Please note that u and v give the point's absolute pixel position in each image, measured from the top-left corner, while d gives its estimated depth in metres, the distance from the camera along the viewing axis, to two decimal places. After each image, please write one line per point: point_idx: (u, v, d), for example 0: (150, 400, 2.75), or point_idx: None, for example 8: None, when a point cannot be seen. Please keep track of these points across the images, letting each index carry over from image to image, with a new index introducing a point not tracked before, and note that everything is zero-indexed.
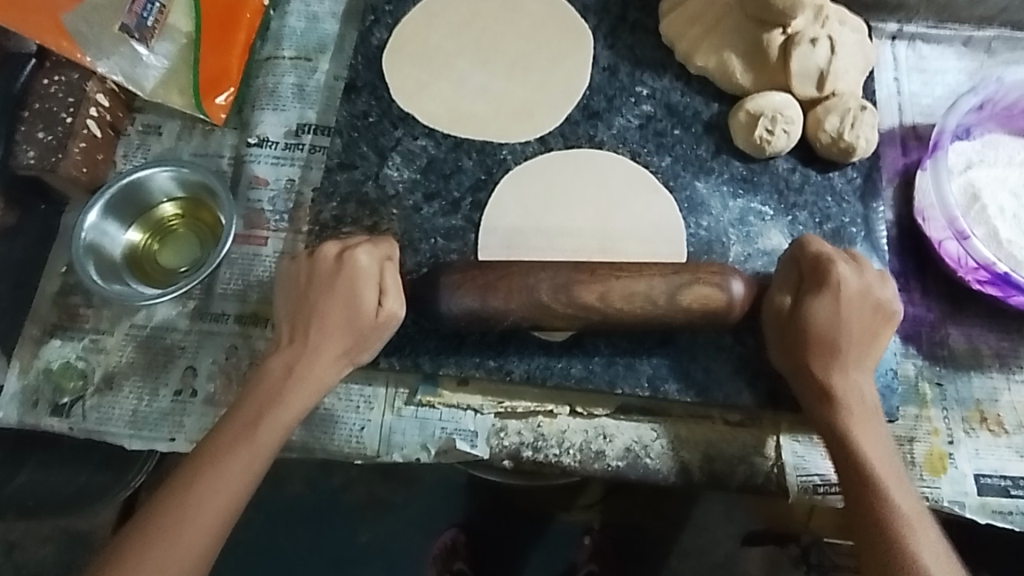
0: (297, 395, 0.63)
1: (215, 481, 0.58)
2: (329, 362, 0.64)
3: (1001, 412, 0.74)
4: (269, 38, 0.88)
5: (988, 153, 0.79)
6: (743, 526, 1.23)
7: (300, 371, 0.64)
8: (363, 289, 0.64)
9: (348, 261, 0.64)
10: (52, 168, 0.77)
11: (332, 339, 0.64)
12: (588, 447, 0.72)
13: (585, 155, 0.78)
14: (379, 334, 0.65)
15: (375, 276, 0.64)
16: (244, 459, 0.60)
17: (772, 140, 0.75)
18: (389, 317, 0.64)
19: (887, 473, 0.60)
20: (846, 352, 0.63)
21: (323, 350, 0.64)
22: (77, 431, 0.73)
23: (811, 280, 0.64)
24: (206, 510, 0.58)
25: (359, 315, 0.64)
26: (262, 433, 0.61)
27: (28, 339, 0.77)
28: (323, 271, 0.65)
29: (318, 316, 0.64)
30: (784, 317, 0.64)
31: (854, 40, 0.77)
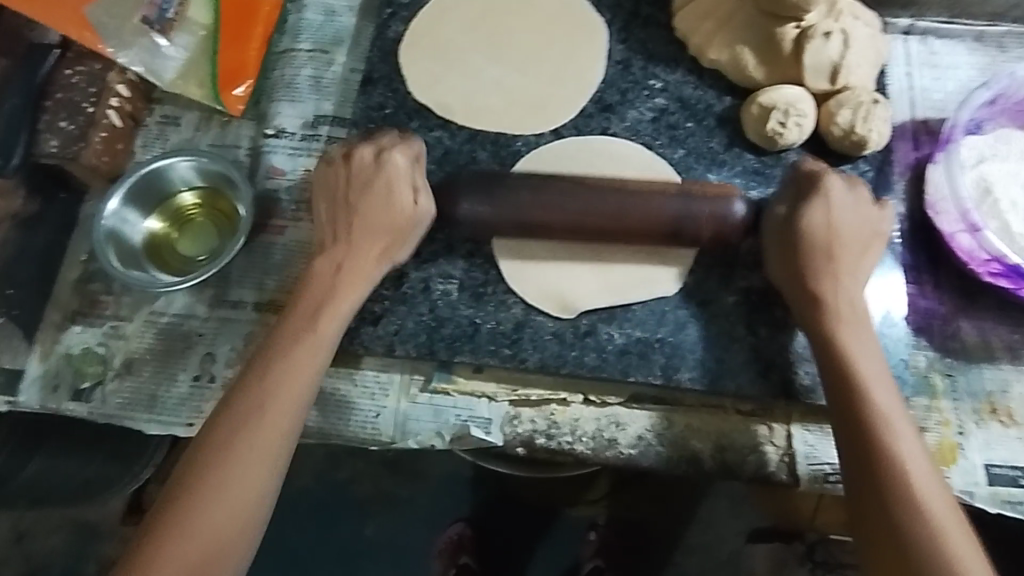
0: (313, 349, 0.65)
1: (238, 461, 0.59)
2: (370, 259, 0.69)
3: (1011, 404, 0.75)
4: (286, 31, 0.89)
5: (1001, 147, 0.79)
6: (748, 523, 1.24)
7: (305, 335, 0.66)
8: (398, 188, 0.70)
9: (384, 163, 0.70)
10: (73, 157, 0.78)
11: (372, 238, 0.70)
12: (601, 435, 0.73)
13: (599, 145, 0.79)
14: (414, 232, 0.71)
15: (409, 177, 0.71)
16: (306, 357, 0.64)
17: (784, 133, 0.76)
18: (423, 214, 0.70)
19: (880, 386, 0.61)
20: (839, 261, 0.66)
21: (363, 247, 0.69)
22: (97, 415, 0.74)
23: (806, 190, 0.68)
24: (251, 470, 0.59)
25: (394, 210, 0.70)
26: (320, 331, 0.66)
27: (50, 326, 0.78)
28: (362, 174, 0.70)
29: (356, 218, 0.69)
30: (782, 223, 0.68)
31: (867, 34, 0.78)
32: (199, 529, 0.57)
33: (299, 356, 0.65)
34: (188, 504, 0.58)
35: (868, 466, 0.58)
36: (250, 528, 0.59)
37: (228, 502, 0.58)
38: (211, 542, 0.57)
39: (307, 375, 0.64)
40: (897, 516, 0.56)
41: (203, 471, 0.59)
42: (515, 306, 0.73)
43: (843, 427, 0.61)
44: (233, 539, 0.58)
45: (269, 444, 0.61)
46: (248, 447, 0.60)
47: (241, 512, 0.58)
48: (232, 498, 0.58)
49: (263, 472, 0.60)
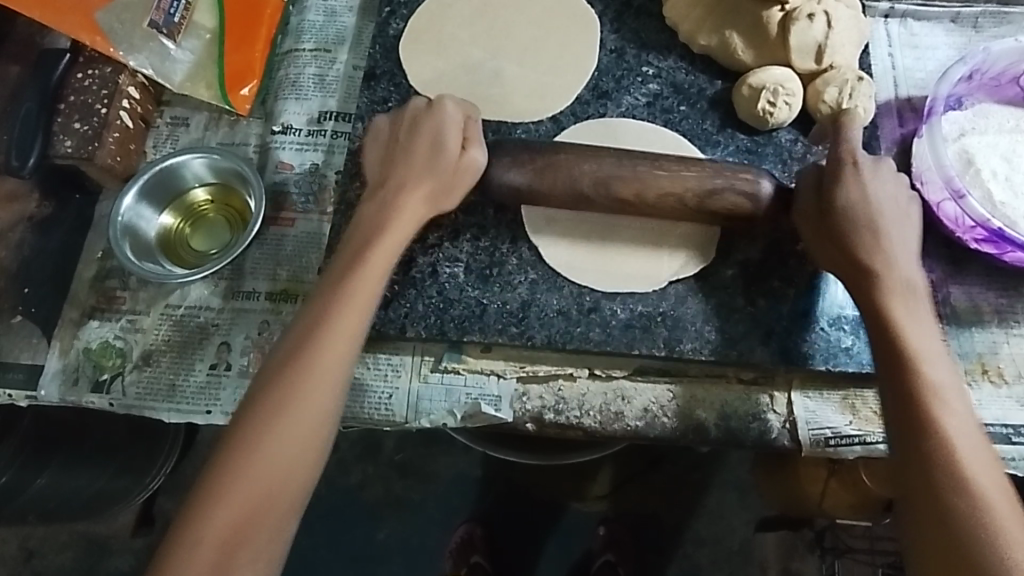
0: (356, 304, 0.64)
1: (293, 410, 0.59)
2: (418, 199, 0.71)
3: (1001, 364, 0.77)
4: (289, 32, 0.92)
5: (980, 122, 0.83)
6: (757, 512, 1.26)
7: (329, 321, 0.63)
8: (446, 132, 0.72)
9: (436, 109, 0.73)
10: (89, 156, 0.80)
11: (419, 178, 0.71)
12: (608, 408, 0.75)
13: (623, 130, 0.82)
14: (463, 178, 0.72)
15: (459, 126, 0.73)
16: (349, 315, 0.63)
17: (774, 112, 0.79)
18: (470, 162, 0.72)
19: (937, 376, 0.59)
20: (885, 239, 0.65)
21: (415, 195, 0.71)
22: (118, 406, 0.76)
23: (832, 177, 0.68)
24: (294, 424, 0.58)
25: (443, 156, 0.71)
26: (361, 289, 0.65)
27: (68, 322, 0.80)
28: (412, 118, 0.74)
29: (407, 161, 0.72)
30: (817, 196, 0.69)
31: (849, 16, 0.81)
32: (227, 509, 0.55)
33: (323, 340, 0.61)
34: (232, 452, 0.57)
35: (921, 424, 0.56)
36: (292, 483, 0.58)
37: (270, 458, 0.57)
38: (254, 493, 0.56)
39: (349, 336, 0.63)
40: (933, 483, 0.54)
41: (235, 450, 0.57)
42: (520, 286, 0.76)
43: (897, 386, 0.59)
44: (271, 497, 0.57)
45: (320, 390, 0.60)
46: (299, 396, 0.59)
47: (275, 479, 0.57)
48: (261, 477, 0.56)
49: (312, 422, 0.59)
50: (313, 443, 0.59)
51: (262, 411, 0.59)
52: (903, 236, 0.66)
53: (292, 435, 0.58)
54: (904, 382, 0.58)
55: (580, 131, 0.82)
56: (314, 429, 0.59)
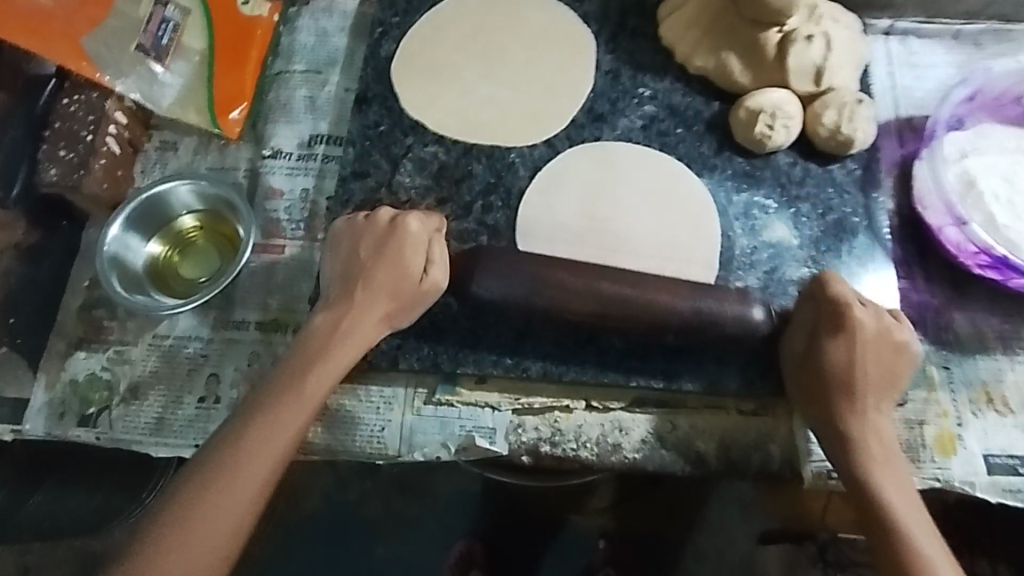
0: (294, 406, 0.64)
1: (215, 498, 0.60)
2: (375, 313, 0.69)
3: (1006, 392, 0.76)
4: (279, 54, 0.90)
5: (980, 142, 0.81)
6: (758, 526, 1.24)
7: (308, 372, 0.66)
8: (409, 260, 0.70)
9: (400, 228, 0.71)
10: (75, 185, 0.79)
11: (374, 302, 0.69)
12: (605, 440, 0.74)
13: (614, 153, 0.81)
14: (419, 304, 0.70)
15: (423, 246, 0.71)
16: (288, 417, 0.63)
17: (773, 136, 0.78)
18: (434, 284, 0.70)
19: (919, 530, 0.61)
20: (864, 395, 0.66)
21: (372, 312, 0.69)
22: (105, 441, 0.75)
23: (829, 319, 0.67)
24: (214, 520, 0.59)
25: (405, 282, 0.70)
26: (304, 393, 0.65)
27: (55, 353, 0.79)
28: (374, 234, 0.71)
29: (363, 284, 0.69)
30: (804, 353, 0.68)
31: (848, 37, 0.80)
32: (188, 540, 0.59)
33: (296, 390, 0.65)
34: (153, 536, 0.59)
35: None
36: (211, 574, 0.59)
37: (190, 548, 0.59)
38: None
39: (287, 436, 0.63)
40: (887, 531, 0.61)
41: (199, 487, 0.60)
42: None
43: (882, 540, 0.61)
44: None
45: (242, 489, 0.60)
46: (222, 488, 0.60)
47: (202, 559, 0.59)
48: (225, 513, 0.60)
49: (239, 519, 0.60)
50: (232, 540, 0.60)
51: (187, 500, 0.60)
52: (882, 378, 0.66)
53: (257, 478, 0.61)
54: (883, 514, 0.61)
55: (575, 155, 0.81)
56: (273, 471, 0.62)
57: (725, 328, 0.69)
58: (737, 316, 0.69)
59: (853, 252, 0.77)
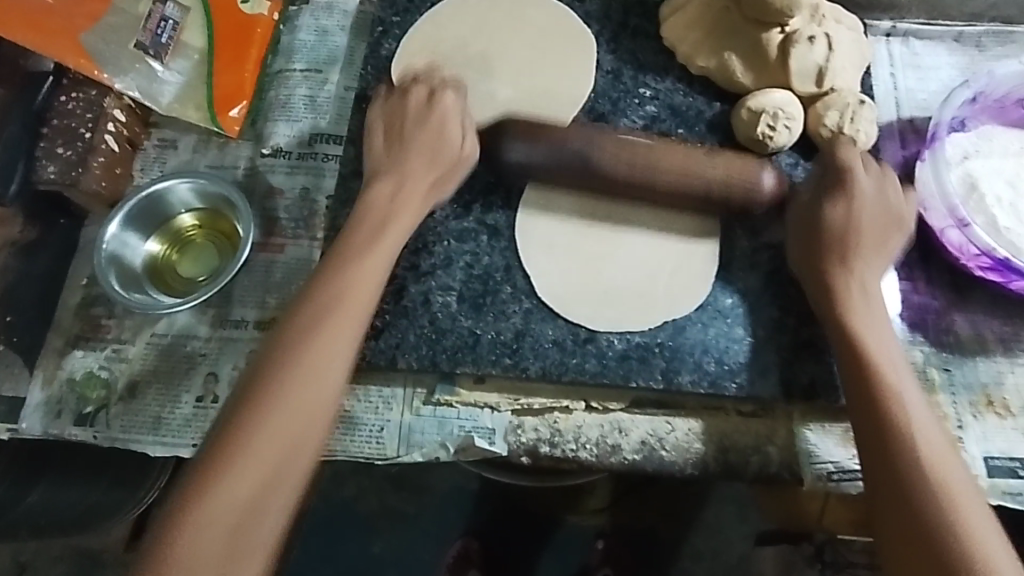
0: (318, 351, 0.62)
1: (239, 453, 0.57)
2: (420, 190, 0.74)
3: (1007, 396, 0.76)
4: (279, 52, 0.90)
5: (983, 144, 0.81)
6: (755, 527, 1.24)
7: (309, 335, 0.63)
8: (450, 125, 0.75)
9: (436, 104, 0.76)
10: (73, 182, 0.79)
11: (416, 167, 0.74)
12: (604, 441, 0.73)
13: None
14: (458, 170, 0.75)
15: (459, 117, 0.76)
16: (308, 357, 0.62)
17: (774, 136, 0.78)
18: (468, 154, 0.75)
19: (923, 420, 0.60)
20: (856, 270, 0.69)
21: (391, 233, 0.71)
22: (102, 439, 0.74)
23: (827, 190, 0.72)
24: (246, 472, 0.57)
25: (445, 148, 0.74)
26: (323, 336, 0.63)
27: (53, 351, 0.78)
28: (416, 107, 0.76)
29: (405, 155, 0.74)
30: (812, 224, 0.71)
31: (849, 38, 0.80)
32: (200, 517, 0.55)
33: (312, 348, 0.62)
34: (182, 502, 0.56)
35: (903, 462, 0.58)
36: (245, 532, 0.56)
37: (222, 508, 0.56)
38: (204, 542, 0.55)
39: (310, 377, 0.61)
40: (911, 502, 0.56)
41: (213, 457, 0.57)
42: (514, 316, 0.75)
43: (874, 421, 0.60)
44: (223, 546, 0.55)
45: (269, 443, 0.58)
46: (249, 442, 0.58)
47: (231, 525, 0.55)
48: (236, 496, 0.56)
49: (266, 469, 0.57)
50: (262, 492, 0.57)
51: (211, 459, 0.57)
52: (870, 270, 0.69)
53: (267, 452, 0.58)
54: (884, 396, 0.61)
55: None
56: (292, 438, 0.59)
57: (736, 195, 0.72)
58: (752, 180, 0.72)
59: None
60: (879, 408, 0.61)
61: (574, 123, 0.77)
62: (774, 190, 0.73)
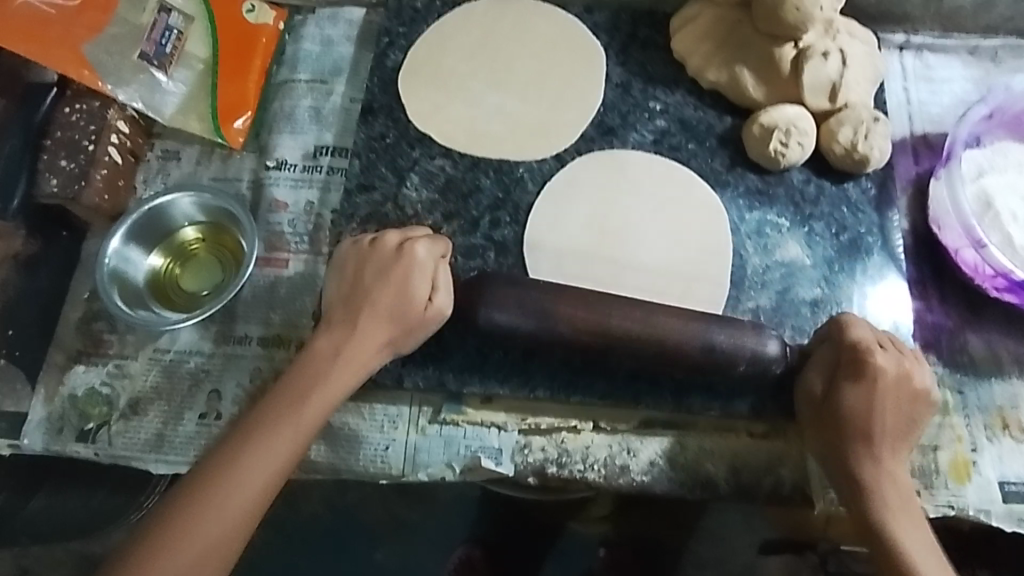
0: (292, 426, 0.63)
1: (204, 512, 0.59)
2: (372, 340, 0.67)
3: (1022, 418, 0.74)
4: (284, 62, 0.89)
5: (999, 160, 0.80)
6: (760, 535, 1.21)
7: (293, 409, 0.63)
8: (416, 282, 0.69)
9: (408, 251, 0.69)
10: (74, 196, 0.78)
11: (376, 329, 0.68)
12: (613, 462, 0.72)
13: (631, 165, 0.79)
14: (420, 332, 0.69)
15: (430, 271, 0.70)
16: (285, 432, 0.62)
17: (786, 153, 0.76)
18: (436, 312, 0.69)
19: (926, 567, 0.60)
20: (883, 446, 0.64)
21: (370, 334, 0.67)
22: (104, 457, 0.73)
23: (849, 363, 0.65)
24: (210, 531, 0.59)
25: (409, 309, 0.68)
26: (304, 415, 0.64)
27: (54, 366, 0.77)
28: (379, 259, 0.69)
29: (367, 301, 0.68)
30: (818, 403, 0.67)
31: (863, 53, 0.78)
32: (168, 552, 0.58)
33: (294, 418, 0.63)
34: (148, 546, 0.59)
35: None
36: None
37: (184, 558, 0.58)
38: None
39: (284, 447, 0.62)
40: None
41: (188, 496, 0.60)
42: None
43: (882, 563, 0.60)
44: None
45: (238, 508, 0.60)
46: (217, 503, 0.59)
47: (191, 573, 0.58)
48: (195, 543, 0.59)
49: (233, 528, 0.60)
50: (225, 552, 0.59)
51: (184, 510, 0.59)
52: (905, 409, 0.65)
53: (232, 515, 0.60)
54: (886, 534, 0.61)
55: (590, 161, 0.79)
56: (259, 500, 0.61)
57: (736, 369, 0.67)
58: (752, 359, 0.66)
59: (867, 273, 0.75)
60: (873, 494, 0.63)
61: (578, 169, 0.79)
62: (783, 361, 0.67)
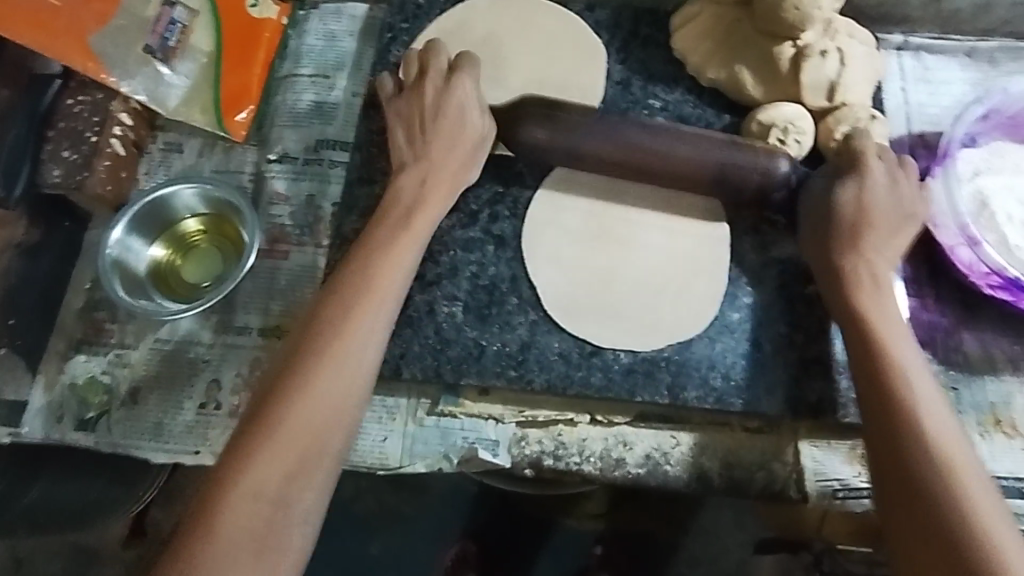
0: (365, 310, 0.64)
1: (297, 400, 0.59)
2: (440, 189, 0.74)
3: (1014, 416, 0.75)
4: (287, 56, 0.90)
5: (996, 161, 0.80)
6: (753, 534, 1.23)
7: (366, 293, 0.65)
8: (467, 114, 0.75)
9: (452, 87, 0.75)
10: (78, 186, 0.79)
11: (444, 159, 0.74)
12: (609, 454, 0.73)
13: None
14: (478, 153, 0.76)
15: (477, 104, 0.76)
16: (364, 316, 0.64)
17: (785, 150, 0.77)
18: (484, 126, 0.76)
19: (918, 378, 0.62)
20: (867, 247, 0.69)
21: (438, 184, 0.74)
22: (103, 445, 0.74)
23: (846, 166, 0.71)
24: (305, 422, 0.59)
25: (461, 139, 0.75)
26: (376, 297, 0.65)
27: (54, 354, 0.78)
28: (430, 97, 0.75)
29: (427, 138, 0.75)
30: (818, 198, 0.71)
31: (863, 52, 0.79)
32: (226, 514, 0.54)
33: (364, 300, 0.65)
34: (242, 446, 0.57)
35: (882, 410, 0.60)
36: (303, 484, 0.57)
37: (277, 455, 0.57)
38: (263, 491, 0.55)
39: (366, 331, 0.64)
40: (904, 442, 0.58)
41: (236, 455, 0.57)
42: (520, 327, 0.74)
43: (866, 378, 0.62)
44: (279, 495, 0.56)
45: (322, 393, 0.60)
46: (304, 393, 0.59)
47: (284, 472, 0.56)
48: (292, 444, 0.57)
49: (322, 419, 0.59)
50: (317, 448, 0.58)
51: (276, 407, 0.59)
52: (889, 239, 0.70)
53: (325, 405, 0.59)
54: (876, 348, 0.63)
55: None
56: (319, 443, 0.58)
57: (745, 182, 0.72)
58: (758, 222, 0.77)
59: None
60: (857, 314, 0.66)
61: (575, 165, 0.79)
62: (787, 176, 0.72)
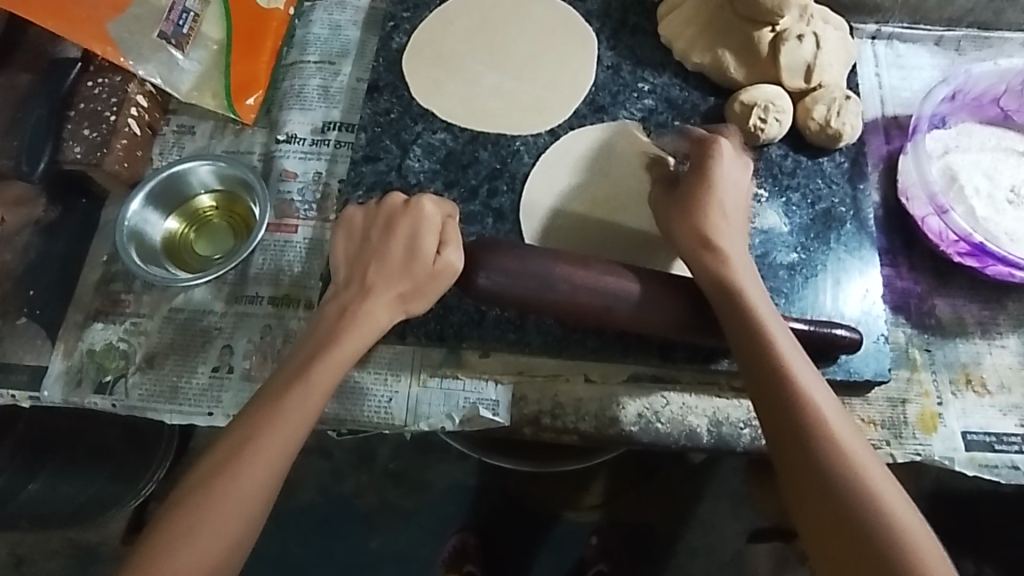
0: (295, 408, 0.64)
1: (221, 491, 0.60)
2: (386, 307, 0.69)
3: (985, 374, 0.80)
4: (294, 45, 0.94)
5: (963, 140, 0.86)
6: (749, 523, 1.27)
7: (297, 390, 0.65)
8: (424, 238, 0.69)
9: (415, 206, 0.71)
10: (97, 163, 0.82)
11: (392, 282, 0.69)
12: (603, 413, 0.77)
13: (612, 137, 0.85)
14: (438, 285, 0.69)
15: (437, 227, 0.71)
16: (290, 414, 0.64)
17: (765, 129, 0.82)
18: (445, 267, 0.68)
19: (799, 363, 0.62)
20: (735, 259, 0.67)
21: (383, 299, 0.69)
22: (120, 408, 0.77)
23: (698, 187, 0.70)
24: (227, 511, 0.60)
25: (419, 260, 0.69)
26: (307, 397, 0.65)
27: (73, 324, 0.82)
28: (390, 213, 0.71)
29: (380, 262, 0.70)
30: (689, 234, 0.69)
31: (836, 37, 0.84)
32: (202, 524, 0.59)
33: (293, 397, 0.64)
34: (168, 529, 0.60)
35: (789, 408, 0.60)
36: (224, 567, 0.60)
37: (198, 547, 0.59)
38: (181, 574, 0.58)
39: (294, 426, 0.64)
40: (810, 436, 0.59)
41: (171, 527, 0.60)
42: None
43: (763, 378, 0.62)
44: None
45: (250, 487, 0.61)
46: (230, 484, 0.61)
47: (207, 560, 0.59)
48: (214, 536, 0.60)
49: (244, 510, 0.61)
50: (241, 539, 0.61)
51: (204, 488, 0.61)
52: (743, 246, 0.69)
53: (243, 499, 0.61)
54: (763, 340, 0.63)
55: (575, 138, 0.85)
56: (279, 469, 0.63)
57: (592, 302, 0.66)
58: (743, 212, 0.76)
59: (842, 240, 0.81)
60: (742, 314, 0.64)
61: (563, 143, 0.85)
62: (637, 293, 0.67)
